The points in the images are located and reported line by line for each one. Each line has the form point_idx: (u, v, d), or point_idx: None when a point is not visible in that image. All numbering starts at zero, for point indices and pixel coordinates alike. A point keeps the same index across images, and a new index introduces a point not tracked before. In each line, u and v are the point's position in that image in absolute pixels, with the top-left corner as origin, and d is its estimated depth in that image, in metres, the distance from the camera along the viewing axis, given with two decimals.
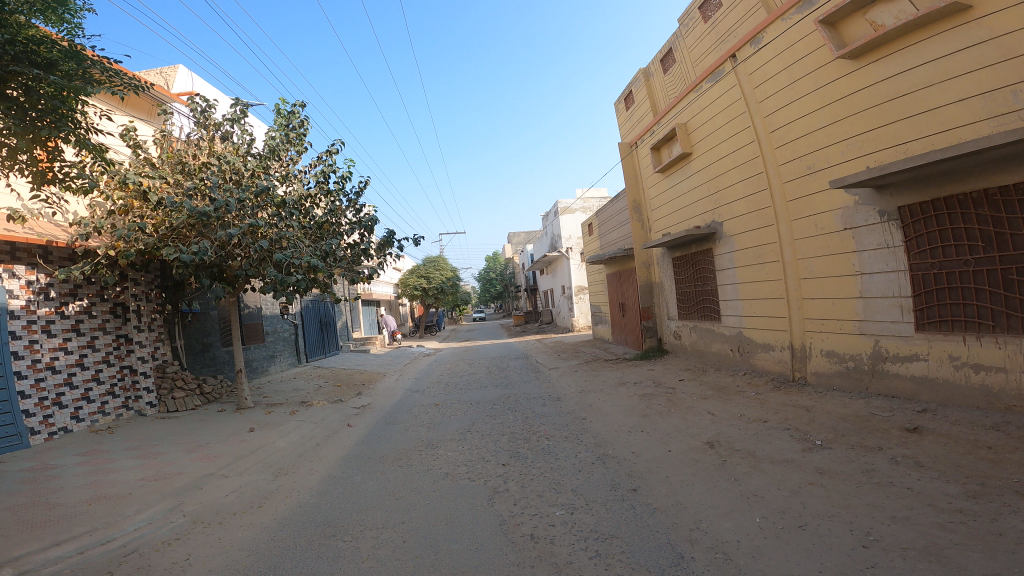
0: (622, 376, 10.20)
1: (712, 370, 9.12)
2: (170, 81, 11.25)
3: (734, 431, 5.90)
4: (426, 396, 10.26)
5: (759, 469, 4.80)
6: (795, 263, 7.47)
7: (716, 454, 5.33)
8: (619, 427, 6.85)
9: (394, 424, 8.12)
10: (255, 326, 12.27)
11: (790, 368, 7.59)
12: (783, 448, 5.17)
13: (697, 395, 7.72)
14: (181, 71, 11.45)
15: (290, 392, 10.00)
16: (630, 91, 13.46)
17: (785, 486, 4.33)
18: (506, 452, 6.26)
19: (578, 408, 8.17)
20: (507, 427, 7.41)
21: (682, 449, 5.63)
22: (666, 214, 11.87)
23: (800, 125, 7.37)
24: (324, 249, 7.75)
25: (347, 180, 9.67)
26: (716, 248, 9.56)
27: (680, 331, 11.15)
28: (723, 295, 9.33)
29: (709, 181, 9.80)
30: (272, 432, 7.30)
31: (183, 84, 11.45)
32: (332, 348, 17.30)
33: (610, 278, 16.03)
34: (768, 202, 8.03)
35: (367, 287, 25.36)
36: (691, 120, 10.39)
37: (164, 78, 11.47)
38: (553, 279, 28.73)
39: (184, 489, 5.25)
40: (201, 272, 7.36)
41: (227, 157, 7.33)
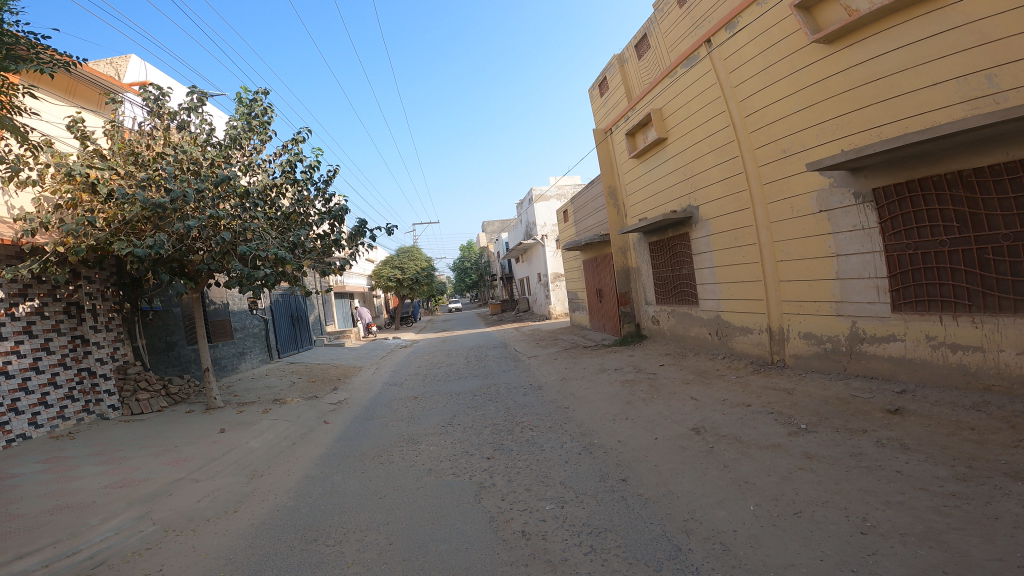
0: (602, 362, 10.20)
1: (692, 354, 9.20)
2: (121, 70, 10.50)
3: (718, 416, 5.94)
4: (404, 389, 10.06)
5: (748, 454, 4.83)
6: (771, 247, 7.52)
7: (703, 440, 5.34)
8: (603, 416, 6.82)
9: (373, 420, 7.91)
10: (223, 322, 11.77)
11: (768, 351, 7.70)
12: (769, 432, 5.22)
13: (679, 381, 7.77)
14: (133, 61, 10.71)
15: (263, 389, 9.65)
16: (604, 77, 13.34)
17: (775, 472, 4.39)
18: (490, 445, 6.15)
19: (560, 397, 8.12)
20: (489, 418, 7.29)
21: (668, 436, 5.64)
22: (641, 200, 11.86)
23: (775, 109, 7.38)
24: (292, 240, 7.41)
25: (314, 169, 9.29)
26: (693, 233, 9.56)
27: (658, 316, 11.22)
28: (701, 279, 9.38)
29: (684, 166, 9.80)
30: (246, 433, 7.00)
31: (135, 73, 10.71)
32: (305, 343, 16.82)
33: (586, 264, 16.01)
34: (744, 186, 8.05)
35: (339, 279, 24.73)
36: (666, 105, 10.33)
37: (115, 68, 10.71)
38: (529, 267, 28.63)
39: (153, 496, 4.95)
40: (160, 268, 6.92)
41: (184, 146, 6.89)
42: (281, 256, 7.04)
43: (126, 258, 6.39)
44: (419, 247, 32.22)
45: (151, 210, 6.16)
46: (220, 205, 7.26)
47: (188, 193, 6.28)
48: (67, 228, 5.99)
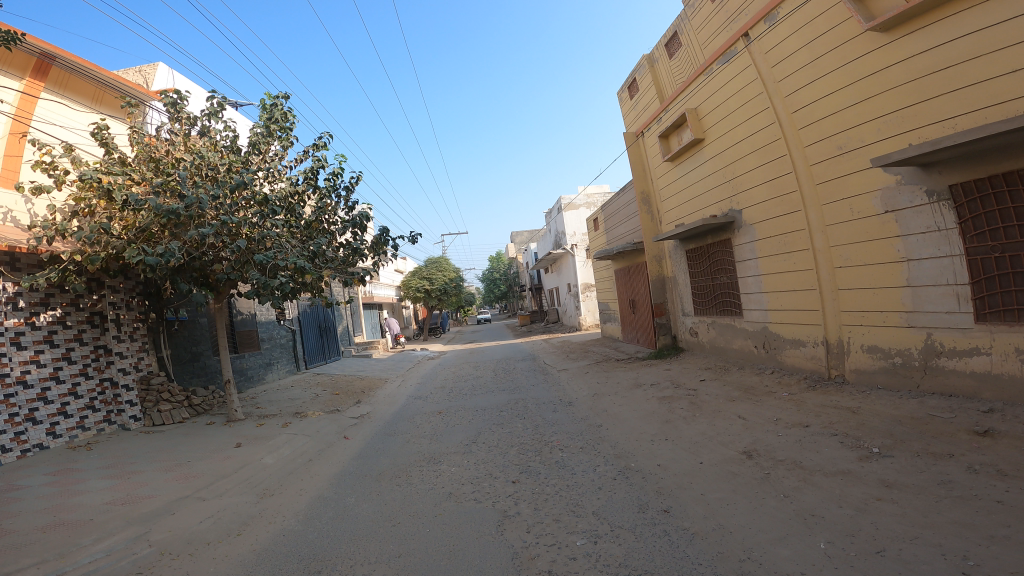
0: (637, 377, 9.56)
1: (736, 369, 8.49)
2: (149, 79, 10.71)
3: (772, 438, 5.29)
4: (429, 403, 9.68)
5: (812, 483, 4.21)
6: (827, 252, 6.82)
7: (757, 465, 4.72)
8: (640, 436, 6.23)
9: (394, 436, 7.55)
10: (250, 333, 11.72)
11: (825, 365, 6.96)
12: (835, 457, 4.58)
13: (723, 397, 7.09)
14: (161, 68, 10.95)
15: (285, 402, 9.45)
16: (633, 78, 12.86)
17: (847, 503, 3.79)
18: (516, 467, 5.66)
19: (592, 414, 7.55)
20: (515, 437, 6.80)
21: (715, 460, 5.03)
22: (676, 205, 11.22)
23: (825, 104, 6.75)
24: (313, 249, 7.20)
25: (337, 176, 9.16)
26: (734, 239, 8.91)
27: (697, 327, 10.52)
28: (744, 289, 8.68)
29: (723, 168, 9.18)
30: (262, 448, 6.74)
31: (163, 80, 10.94)
32: (333, 354, 16.73)
33: (618, 274, 15.39)
34: (792, 187, 7.40)
35: (367, 291, 24.81)
36: (702, 105, 9.76)
37: (143, 75, 10.94)
38: (558, 277, 28.12)
39: (153, 515, 4.70)
40: (177, 276, 6.81)
41: (202, 154, 6.82)
42: (301, 265, 6.81)
43: (141, 266, 6.29)
44: (448, 258, 32.14)
45: (164, 216, 6.05)
46: (239, 211, 7.13)
47: (202, 198, 6.16)
48: (81, 234, 5.97)
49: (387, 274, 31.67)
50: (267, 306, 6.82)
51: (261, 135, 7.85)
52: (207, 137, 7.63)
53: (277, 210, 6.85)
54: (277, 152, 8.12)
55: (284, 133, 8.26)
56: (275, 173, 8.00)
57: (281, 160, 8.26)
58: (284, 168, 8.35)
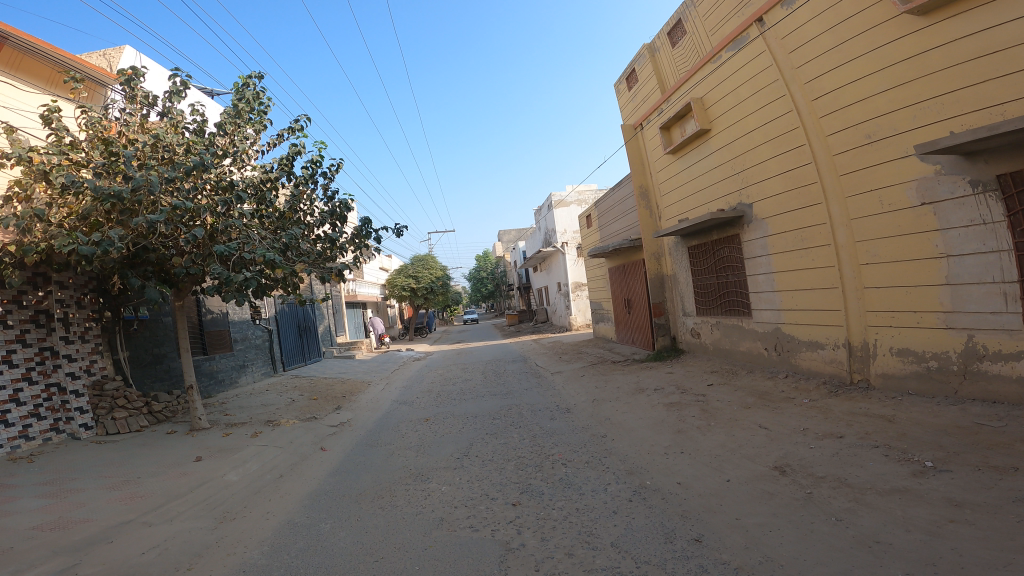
0: (638, 381, 9.00)
1: (745, 372, 7.96)
2: (113, 61, 9.80)
3: (804, 451, 4.77)
4: (415, 409, 8.99)
5: (866, 504, 3.71)
6: (851, 247, 6.34)
7: (796, 484, 4.19)
8: (651, 449, 5.64)
9: (376, 448, 6.84)
10: (221, 333, 10.88)
11: (846, 369, 6.48)
12: (885, 474, 4.09)
13: (738, 404, 6.55)
14: (127, 51, 10.06)
15: (257, 408, 8.66)
16: (632, 69, 12.30)
17: (916, 527, 3.30)
18: (515, 486, 5.03)
19: (595, 423, 6.96)
20: (511, 449, 6.17)
21: (744, 478, 4.48)
22: (678, 199, 10.67)
23: (850, 91, 6.26)
24: (288, 240, 6.50)
25: (315, 163, 8.42)
26: (742, 234, 8.38)
27: (699, 328, 9.98)
28: (754, 287, 8.16)
29: (732, 160, 8.65)
30: (225, 462, 6.01)
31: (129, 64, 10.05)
32: (313, 355, 15.90)
33: (612, 273, 14.84)
34: (811, 179, 6.90)
35: (350, 289, 23.96)
36: (708, 95, 9.23)
37: (107, 59, 10.02)
38: (548, 276, 27.50)
39: (84, 544, 3.98)
40: (126, 269, 6.01)
41: (157, 133, 6.12)
42: (272, 258, 6.09)
43: (78, 258, 5.50)
44: (435, 256, 31.36)
45: (103, 200, 5.25)
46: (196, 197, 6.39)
47: (152, 180, 5.40)
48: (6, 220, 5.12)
49: (371, 271, 30.73)
50: (233, 303, 6.06)
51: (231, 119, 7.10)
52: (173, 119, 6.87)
53: (243, 196, 6.14)
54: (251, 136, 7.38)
55: (256, 115, 7.58)
56: (244, 158, 7.24)
57: (253, 146, 7.54)
58: (256, 154, 7.61)
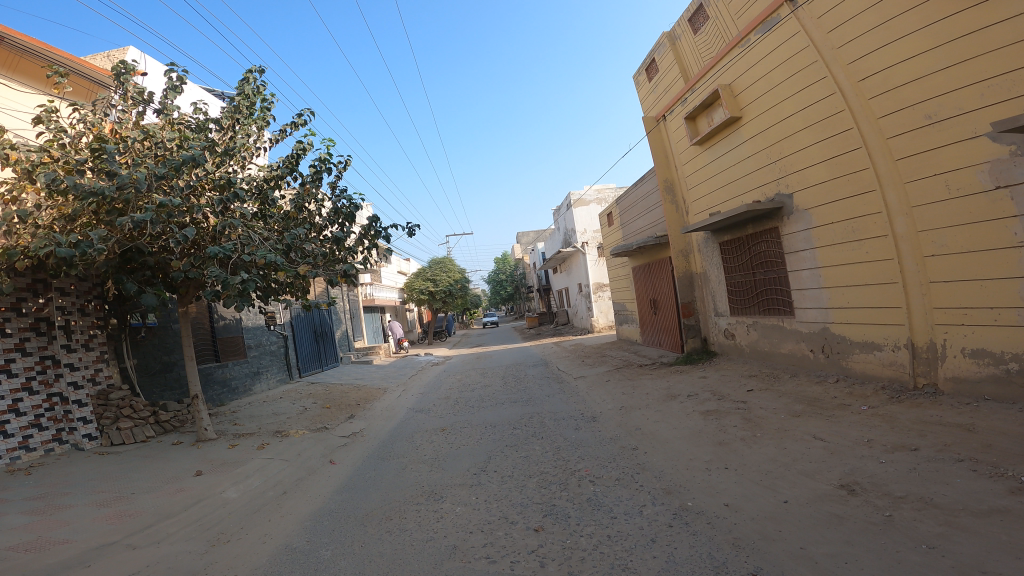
0: (668, 386, 8.39)
1: (788, 376, 7.32)
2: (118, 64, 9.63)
3: (874, 468, 4.20)
4: (431, 417, 8.54)
5: (961, 528, 3.18)
6: (912, 239, 5.65)
7: (870, 506, 3.63)
8: (690, 463, 5.07)
9: (388, 461, 6.41)
10: (234, 340, 10.63)
11: (908, 373, 5.81)
12: (978, 492, 3.54)
13: (784, 412, 5.94)
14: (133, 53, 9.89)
15: (269, 417, 8.34)
16: (651, 60, 11.70)
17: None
18: (537, 507, 4.52)
19: (624, 433, 6.40)
20: (533, 463, 5.66)
21: (805, 499, 3.92)
22: (706, 193, 10.00)
23: (901, 70, 5.64)
24: (290, 241, 6.13)
25: (323, 163, 8.10)
26: (780, 228, 7.72)
27: (734, 329, 9.30)
28: (797, 284, 7.47)
29: (766, 150, 7.97)
30: (226, 476, 5.66)
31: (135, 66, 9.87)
32: (329, 361, 15.61)
33: (637, 272, 14.21)
34: (858, 167, 6.25)
35: (368, 293, 23.78)
36: (735, 82, 8.61)
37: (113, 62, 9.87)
38: (568, 278, 26.89)
39: (55, 570, 3.65)
40: (121, 273, 5.79)
41: (149, 129, 6.18)
42: (273, 259, 5.73)
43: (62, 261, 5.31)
44: (453, 258, 31.01)
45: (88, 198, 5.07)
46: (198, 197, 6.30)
47: (137, 178, 5.17)
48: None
49: (389, 275, 30.54)
50: (232, 307, 5.67)
51: (230, 118, 7.03)
52: (169, 117, 6.75)
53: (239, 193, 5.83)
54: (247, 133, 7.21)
55: (257, 115, 7.40)
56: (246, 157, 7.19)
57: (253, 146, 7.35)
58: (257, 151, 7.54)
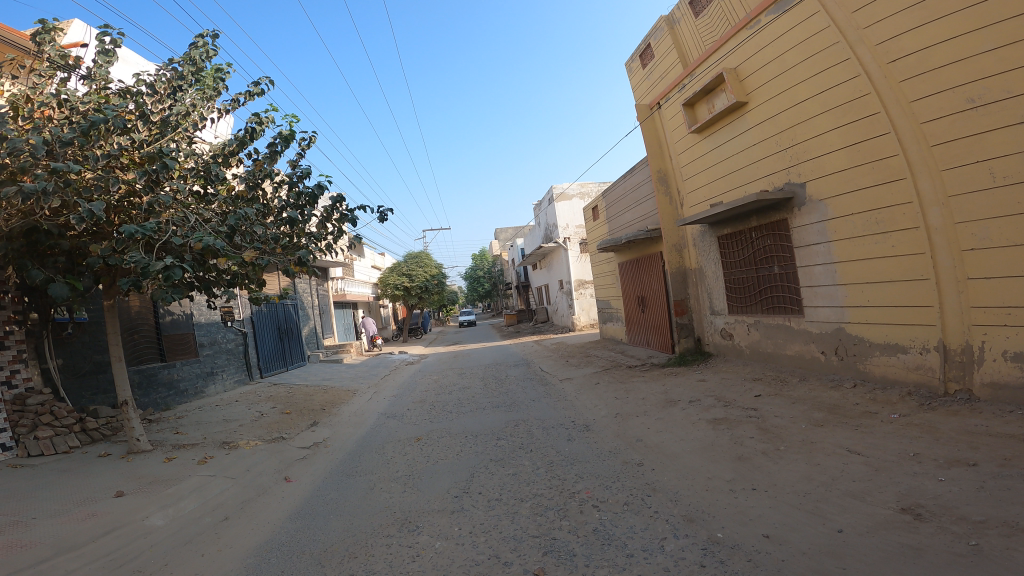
0: (665, 390, 7.78)
1: (797, 380, 6.80)
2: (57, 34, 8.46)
3: (935, 488, 3.72)
4: (405, 424, 7.71)
5: None
6: (948, 231, 5.17)
7: (949, 535, 3.12)
8: (710, 484, 4.44)
9: (354, 478, 5.56)
10: (184, 337, 9.55)
11: (938, 377, 5.34)
12: None
13: (806, 422, 5.42)
14: (76, 23, 8.71)
15: (218, 424, 7.37)
16: (646, 44, 11.04)
17: None
18: (534, 542, 3.75)
19: (625, 445, 5.71)
20: (524, 483, 4.91)
21: (865, 528, 3.38)
22: (704, 184, 9.40)
23: (940, 52, 5.12)
24: (234, 223, 5.19)
25: (284, 139, 7.15)
26: (790, 220, 7.13)
27: (731, 328, 8.74)
28: (808, 280, 6.92)
29: (775, 137, 7.38)
30: (152, 499, 4.73)
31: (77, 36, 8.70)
32: (295, 360, 14.51)
33: (623, 269, 13.63)
34: (884, 154, 5.72)
35: (339, 288, 22.63)
36: (740, 66, 8.00)
37: None
38: (549, 275, 26.24)
39: None
40: (26, 259, 4.87)
41: (57, 89, 5.29)
42: (213, 245, 4.80)
43: None
44: (429, 252, 29.90)
45: None
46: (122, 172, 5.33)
47: (34, 142, 4.31)
48: None
49: (362, 269, 29.21)
50: (161, 302, 4.80)
51: (171, 84, 6.08)
52: (94, 85, 5.80)
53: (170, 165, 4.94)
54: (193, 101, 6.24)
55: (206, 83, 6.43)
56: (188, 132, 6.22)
57: (200, 116, 6.39)
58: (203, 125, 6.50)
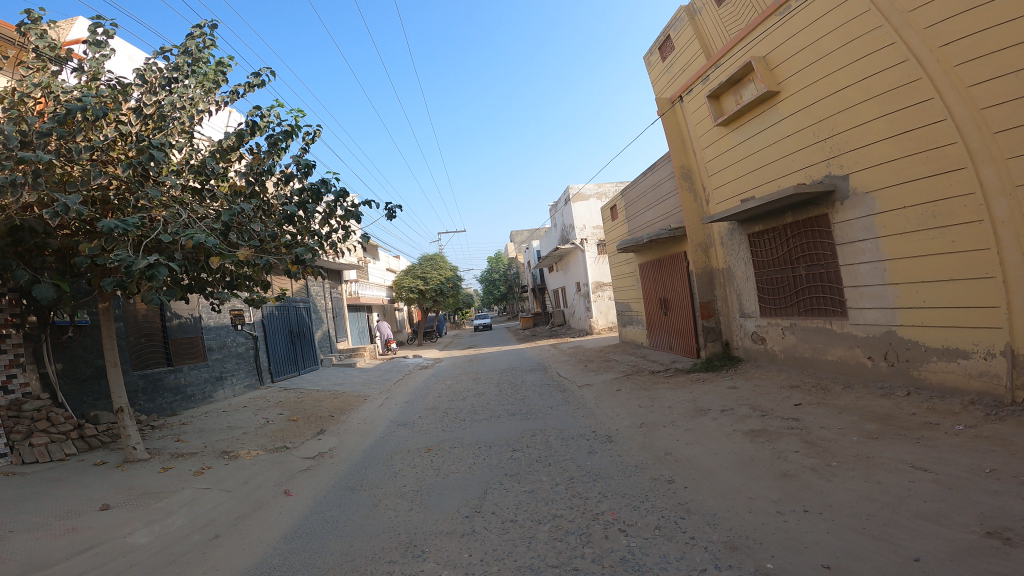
0: (693, 397, 7.25)
1: (840, 388, 6.25)
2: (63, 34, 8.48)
3: (1022, 509, 3.28)
4: (415, 433, 7.31)
5: None
6: (1016, 224, 4.66)
7: None
8: (753, 504, 3.96)
9: (357, 492, 5.16)
10: (192, 340, 9.34)
11: (1005, 384, 4.80)
12: None
13: (856, 433, 4.91)
14: (80, 24, 8.72)
15: (221, 431, 7.06)
16: (665, 37, 10.54)
17: None
18: (554, 571, 3.31)
19: (652, 459, 5.21)
20: (542, 502, 4.45)
21: (946, 556, 2.96)
22: (730, 180, 8.84)
23: (1001, 33, 4.71)
24: (227, 219, 4.86)
25: (286, 137, 6.86)
26: (831, 214, 6.54)
27: (763, 331, 8.17)
28: (852, 279, 6.33)
29: (810, 127, 6.82)
30: (135, 515, 4.43)
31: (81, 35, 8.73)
32: (307, 364, 14.25)
33: (643, 270, 13.07)
34: (939, 142, 5.20)
35: (353, 290, 22.46)
36: (768, 54, 7.47)
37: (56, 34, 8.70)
38: (565, 277, 25.72)
39: None
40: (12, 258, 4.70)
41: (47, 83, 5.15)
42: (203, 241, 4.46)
43: None
44: (444, 255, 29.58)
45: None
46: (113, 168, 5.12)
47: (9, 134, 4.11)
48: None
49: (377, 272, 29.00)
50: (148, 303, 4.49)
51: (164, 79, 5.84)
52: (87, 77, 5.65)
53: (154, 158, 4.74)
54: (187, 94, 6.01)
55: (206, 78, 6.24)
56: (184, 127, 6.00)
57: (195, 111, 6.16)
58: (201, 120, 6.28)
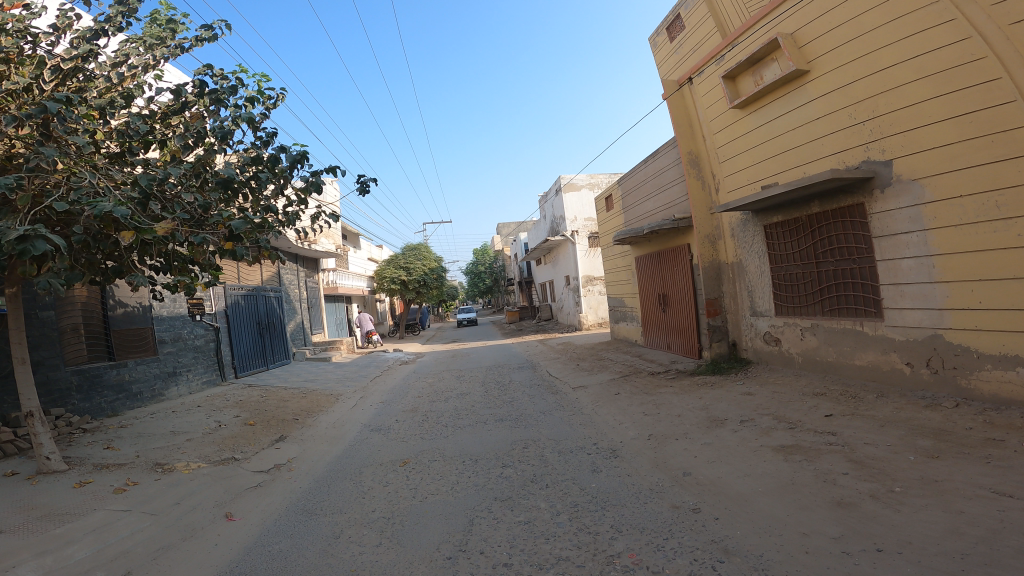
0: (704, 405, 6.48)
1: (875, 397, 5.52)
2: None
3: None
4: (390, 441, 6.42)
5: None
6: None
7: None
8: (806, 540, 3.20)
9: (315, 518, 4.26)
10: (140, 333, 8.31)
11: None
12: None
13: (910, 452, 4.17)
14: None
15: (163, 438, 6.07)
16: (674, 14, 9.70)
17: None
18: None
19: (670, 482, 4.42)
20: (542, 538, 3.62)
21: None
22: (744, 168, 8.11)
23: None
24: (145, 184, 3.92)
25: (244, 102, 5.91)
26: (866, 203, 5.83)
27: (779, 331, 7.43)
28: (892, 277, 5.61)
29: (843, 109, 6.10)
30: (21, 545, 3.49)
31: None
32: (277, 358, 13.21)
33: (640, 264, 12.29)
34: (1008, 125, 4.55)
35: (332, 280, 21.36)
36: (795, 29, 6.69)
37: None
38: (554, 271, 24.92)
39: None
40: None
41: None
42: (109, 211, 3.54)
43: None
44: (429, 246, 28.54)
45: None
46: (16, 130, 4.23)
47: None
48: None
49: (358, 261, 27.88)
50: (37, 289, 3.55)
51: (87, 30, 4.90)
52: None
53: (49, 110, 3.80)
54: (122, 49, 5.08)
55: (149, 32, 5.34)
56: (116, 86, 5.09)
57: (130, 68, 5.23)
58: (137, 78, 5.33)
